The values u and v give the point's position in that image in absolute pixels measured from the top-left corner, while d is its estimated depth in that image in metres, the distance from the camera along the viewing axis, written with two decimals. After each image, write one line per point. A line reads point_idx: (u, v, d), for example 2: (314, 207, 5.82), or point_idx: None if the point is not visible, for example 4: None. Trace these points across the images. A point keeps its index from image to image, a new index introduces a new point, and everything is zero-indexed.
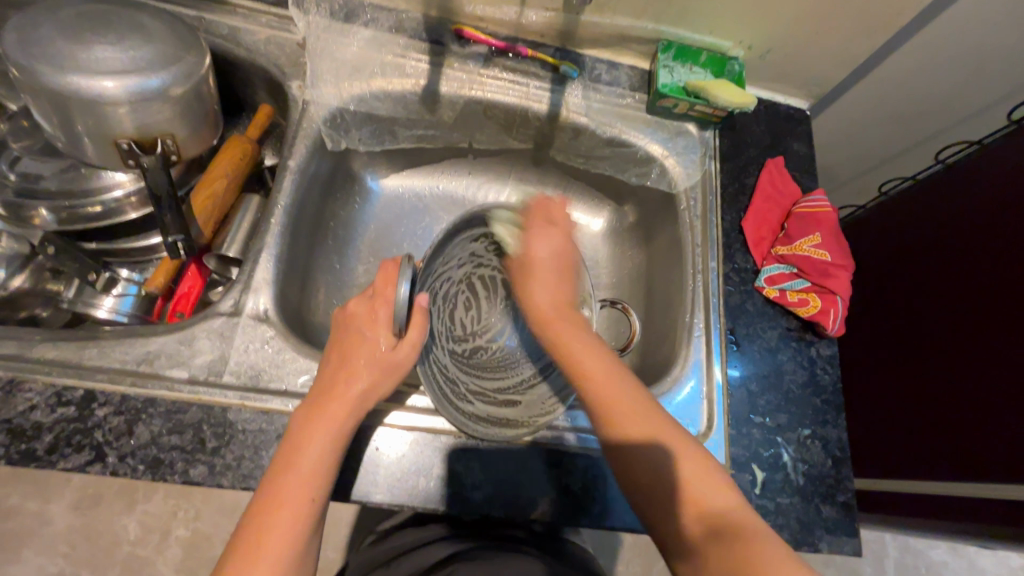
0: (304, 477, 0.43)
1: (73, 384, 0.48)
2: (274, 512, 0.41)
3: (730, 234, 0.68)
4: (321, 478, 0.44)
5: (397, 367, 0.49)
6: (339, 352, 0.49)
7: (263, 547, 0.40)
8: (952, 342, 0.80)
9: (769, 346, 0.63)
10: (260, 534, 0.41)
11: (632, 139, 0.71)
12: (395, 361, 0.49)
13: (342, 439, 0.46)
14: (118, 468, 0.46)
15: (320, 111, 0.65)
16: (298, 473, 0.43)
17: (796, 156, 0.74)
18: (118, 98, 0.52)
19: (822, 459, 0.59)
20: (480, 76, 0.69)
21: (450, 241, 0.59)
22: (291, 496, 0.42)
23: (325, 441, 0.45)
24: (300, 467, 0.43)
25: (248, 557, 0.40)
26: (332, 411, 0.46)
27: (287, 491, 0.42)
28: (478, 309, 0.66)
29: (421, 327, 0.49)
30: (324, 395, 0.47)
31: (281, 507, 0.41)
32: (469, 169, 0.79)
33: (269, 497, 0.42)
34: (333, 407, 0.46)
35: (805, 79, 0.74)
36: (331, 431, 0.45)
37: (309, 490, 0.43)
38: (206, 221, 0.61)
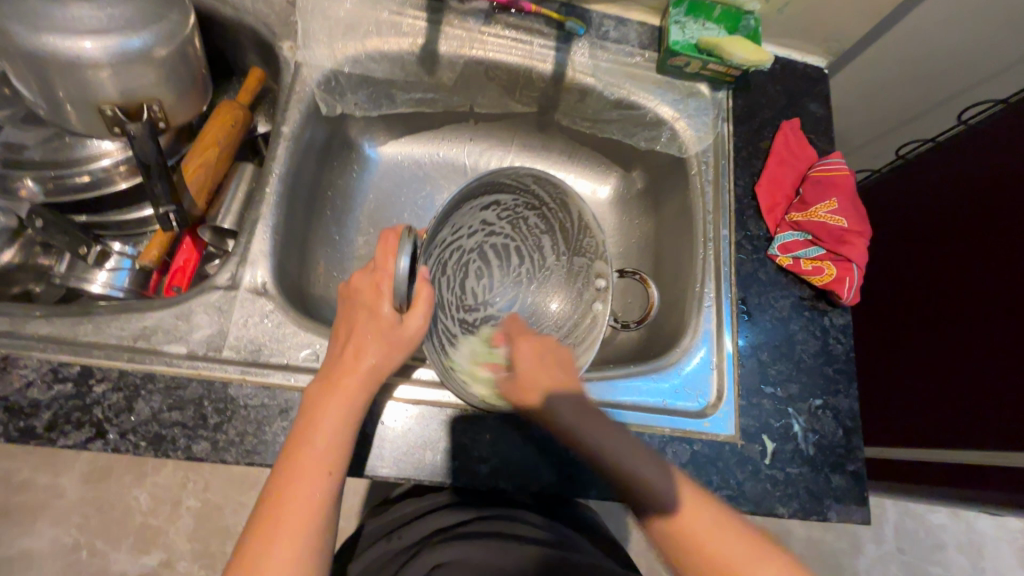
0: (321, 452, 0.42)
1: (69, 360, 0.47)
2: (291, 486, 0.40)
3: (743, 201, 0.66)
4: (337, 452, 0.43)
5: (407, 340, 0.47)
6: (346, 328, 0.48)
7: (281, 523, 0.39)
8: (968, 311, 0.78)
9: (781, 316, 0.62)
10: (277, 510, 0.39)
11: (641, 101, 0.68)
12: (404, 334, 0.47)
13: (353, 416, 0.44)
14: (119, 445, 0.45)
15: (313, 73, 0.62)
16: (313, 451, 0.42)
17: (813, 118, 0.71)
18: (98, 60, 0.48)
19: (833, 428, 0.58)
20: (481, 34, 0.65)
21: (459, 209, 0.57)
22: (307, 470, 0.41)
23: (340, 416, 0.44)
24: (316, 442, 0.42)
25: (266, 534, 0.38)
26: (344, 387, 0.45)
27: (302, 467, 0.41)
28: (490, 276, 0.65)
29: (428, 301, 0.47)
30: (334, 371, 0.46)
31: (297, 483, 0.40)
32: (471, 135, 0.76)
33: (285, 475, 0.41)
34: (345, 383, 0.45)
35: (824, 34, 0.70)
36: (344, 407, 0.44)
37: (326, 463, 0.42)
38: (198, 193, 0.58)
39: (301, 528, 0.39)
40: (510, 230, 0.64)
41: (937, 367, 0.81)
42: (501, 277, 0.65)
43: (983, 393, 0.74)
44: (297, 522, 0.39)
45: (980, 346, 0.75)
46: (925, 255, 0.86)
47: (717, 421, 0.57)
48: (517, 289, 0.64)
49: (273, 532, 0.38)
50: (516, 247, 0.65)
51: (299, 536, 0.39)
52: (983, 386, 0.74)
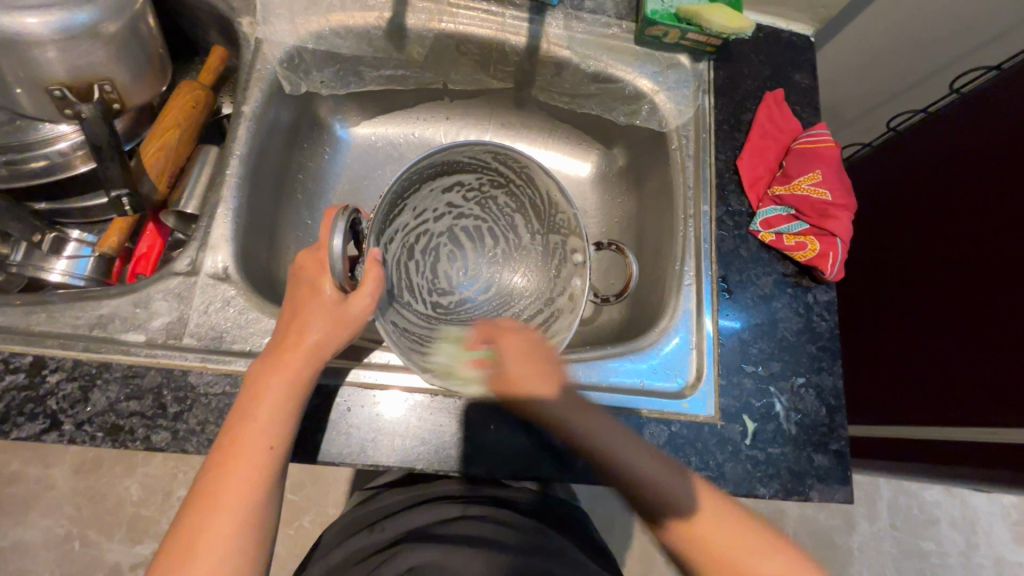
0: (260, 425, 0.41)
1: (22, 350, 0.45)
2: (230, 462, 0.39)
3: (725, 175, 0.64)
4: (278, 426, 0.42)
5: (356, 316, 0.46)
6: (291, 303, 0.47)
7: (218, 497, 0.38)
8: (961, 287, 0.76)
9: (763, 293, 0.60)
10: (213, 484, 0.39)
11: (619, 74, 0.66)
12: (352, 309, 0.46)
13: (300, 387, 0.44)
14: (75, 436, 0.44)
15: (274, 50, 0.60)
16: (256, 423, 0.41)
17: (797, 88, 0.69)
18: (40, 36, 0.46)
19: (816, 407, 0.57)
20: (450, 7, 0.62)
21: (416, 189, 0.56)
22: (248, 445, 0.40)
23: (283, 390, 0.43)
24: (260, 415, 0.41)
25: (203, 507, 0.38)
26: (290, 359, 0.44)
27: (244, 442, 0.40)
28: (465, 259, 0.63)
29: (377, 281, 0.46)
30: (277, 347, 0.44)
31: (235, 458, 0.39)
32: (447, 113, 0.74)
33: (228, 445, 0.40)
34: (291, 355, 0.44)
35: (808, 1, 0.67)
36: (288, 380, 0.43)
37: (266, 439, 0.41)
38: (160, 176, 0.56)
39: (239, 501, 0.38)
40: (481, 211, 0.63)
41: (926, 343, 0.79)
42: (479, 258, 0.63)
43: (973, 369, 0.72)
44: (235, 497, 0.38)
45: (970, 321, 0.74)
46: (916, 228, 0.84)
47: (695, 402, 0.55)
48: (493, 270, 0.63)
49: (211, 503, 0.38)
50: (489, 228, 0.63)
51: (236, 509, 0.38)
52: (971, 362, 0.73)
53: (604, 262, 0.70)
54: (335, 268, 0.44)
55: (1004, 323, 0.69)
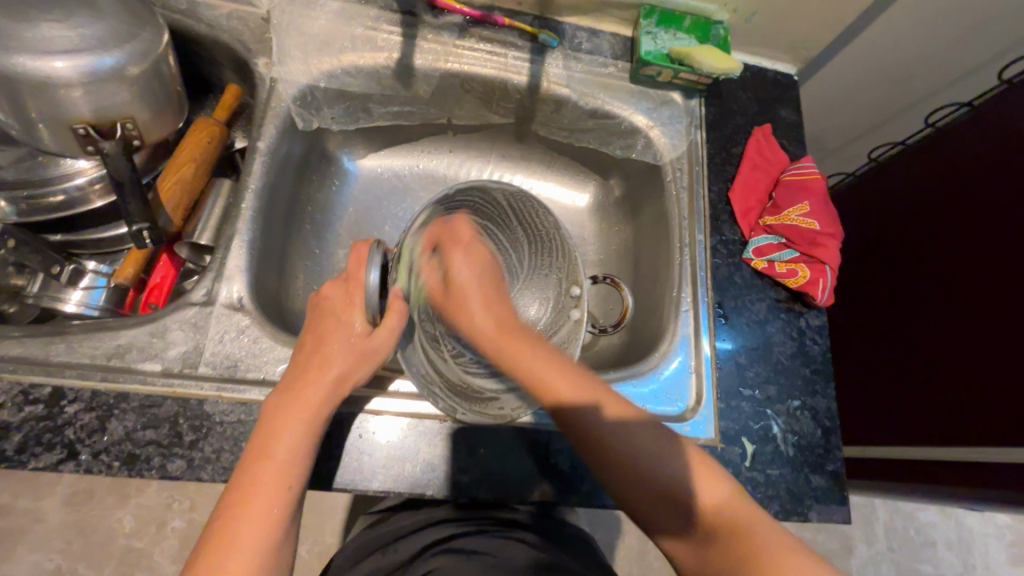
0: (277, 465, 0.42)
1: (41, 381, 0.46)
2: (249, 505, 0.40)
3: (718, 206, 0.67)
4: (298, 464, 0.43)
5: (373, 353, 0.48)
6: (309, 340, 0.48)
7: (238, 543, 0.39)
8: (945, 311, 0.79)
9: (757, 318, 0.62)
10: (231, 529, 0.39)
11: (616, 110, 0.69)
12: (371, 346, 0.48)
13: (317, 425, 0.45)
14: (92, 466, 0.45)
15: (288, 88, 0.62)
16: (278, 459, 0.42)
17: (784, 124, 0.72)
18: (69, 79, 0.49)
19: (812, 429, 0.59)
20: (456, 47, 0.66)
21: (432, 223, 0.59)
22: (267, 487, 0.41)
23: (301, 429, 0.44)
24: (280, 453, 0.42)
25: (222, 554, 0.38)
26: (308, 398, 0.45)
27: (264, 483, 0.41)
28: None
29: (400, 313, 0.49)
30: (295, 384, 0.46)
31: (254, 500, 0.40)
32: (451, 147, 0.77)
33: (250, 480, 0.41)
34: (309, 394, 0.45)
35: (791, 43, 0.72)
36: (307, 418, 0.44)
37: (288, 477, 0.42)
38: (176, 209, 0.58)
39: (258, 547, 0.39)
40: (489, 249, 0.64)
41: (915, 365, 0.82)
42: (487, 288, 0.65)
43: (962, 391, 0.75)
44: (254, 541, 0.39)
45: (956, 344, 0.77)
46: (901, 254, 0.88)
47: (696, 425, 0.57)
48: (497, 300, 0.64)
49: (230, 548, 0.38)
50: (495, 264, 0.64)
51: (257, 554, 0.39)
52: (960, 384, 0.75)
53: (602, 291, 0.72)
54: (370, 299, 0.48)
55: (990, 347, 0.72)
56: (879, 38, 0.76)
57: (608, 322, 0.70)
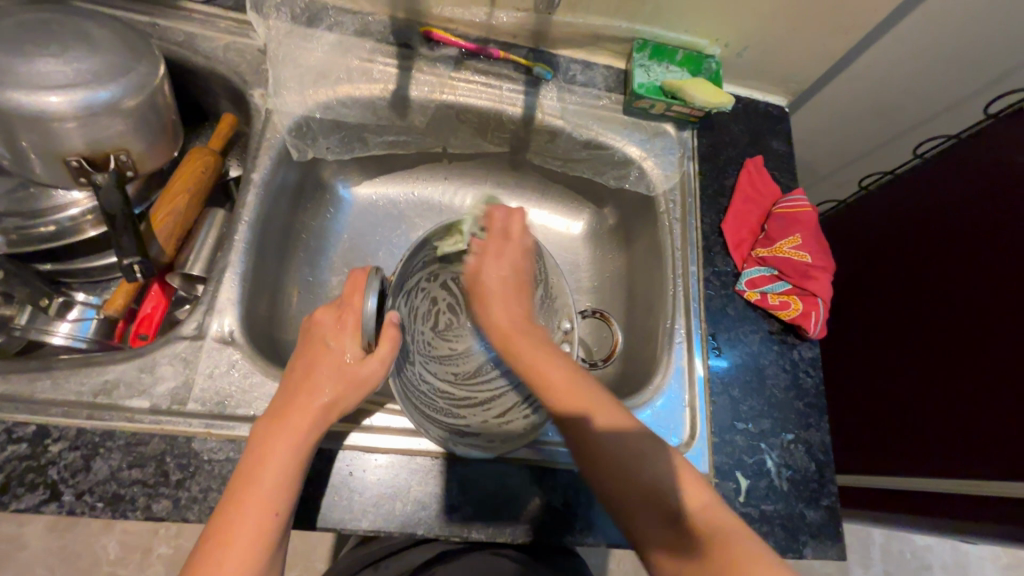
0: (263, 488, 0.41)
1: (25, 419, 0.45)
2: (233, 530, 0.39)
3: (711, 237, 0.67)
4: (283, 491, 0.42)
5: (363, 381, 0.47)
6: (303, 363, 0.47)
7: (222, 570, 0.38)
8: (938, 339, 0.79)
9: (750, 350, 0.63)
10: (213, 559, 0.38)
11: (610, 141, 0.70)
12: (359, 373, 0.47)
13: (302, 452, 0.44)
14: (75, 507, 0.44)
15: (284, 119, 0.62)
16: (261, 488, 0.41)
17: (776, 155, 0.73)
18: (63, 113, 0.49)
19: (806, 463, 0.59)
20: (451, 79, 0.67)
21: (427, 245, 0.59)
22: (254, 510, 0.40)
23: (286, 450, 0.43)
24: (263, 481, 0.41)
25: None
26: (294, 424, 0.44)
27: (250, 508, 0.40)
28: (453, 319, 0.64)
29: (394, 342, 0.48)
30: (285, 409, 0.45)
31: (237, 526, 0.40)
32: (445, 174, 0.78)
33: (231, 510, 0.40)
34: (294, 420, 0.44)
35: (782, 76, 0.73)
36: (292, 445, 0.43)
37: (272, 502, 0.41)
38: (167, 241, 0.58)
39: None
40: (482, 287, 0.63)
41: (910, 395, 0.82)
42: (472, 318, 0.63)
43: (957, 420, 0.74)
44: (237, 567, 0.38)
45: (952, 374, 0.76)
46: (894, 283, 0.88)
47: (690, 460, 0.57)
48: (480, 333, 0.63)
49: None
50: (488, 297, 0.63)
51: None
52: (955, 413, 0.75)
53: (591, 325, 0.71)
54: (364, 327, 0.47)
55: (986, 377, 0.72)
56: (868, 71, 0.78)
57: (602, 350, 0.69)
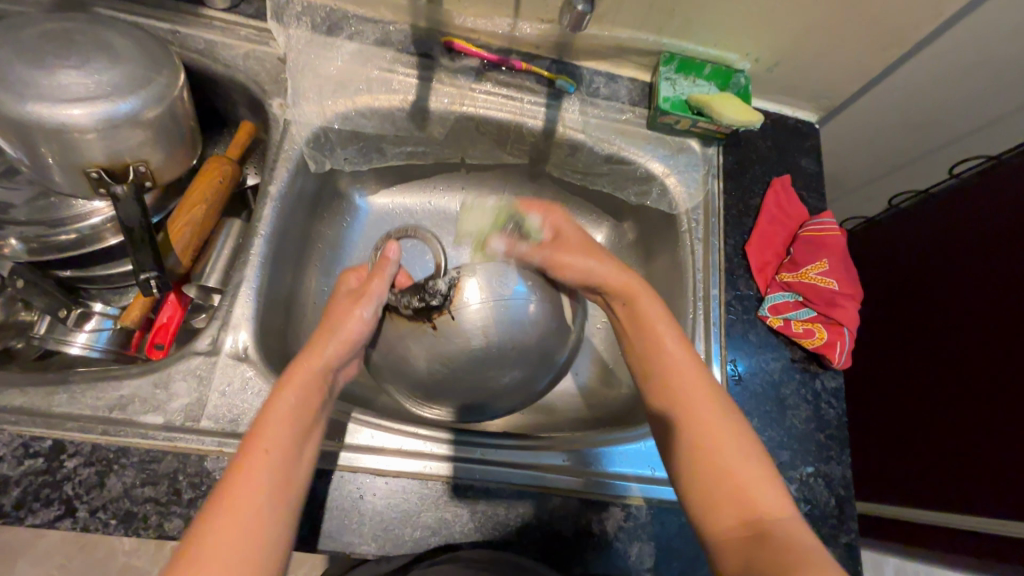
0: (290, 417, 0.41)
1: (41, 434, 0.45)
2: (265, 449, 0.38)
3: (734, 259, 0.65)
4: (275, 459, 0.38)
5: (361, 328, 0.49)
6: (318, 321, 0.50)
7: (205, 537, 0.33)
8: (968, 370, 0.76)
9: (772, 379, 0.61)
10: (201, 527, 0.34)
11: (632, 156, 0.68)
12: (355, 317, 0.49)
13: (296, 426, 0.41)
14: (89, 523, 0.44)
15: (301, 131, 0.61)
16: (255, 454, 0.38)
17: (804, 174, 0.71)
18: (84, 125, 0.48)
19: (826, 498, 0.57)
20: (471, 91, 0.65)
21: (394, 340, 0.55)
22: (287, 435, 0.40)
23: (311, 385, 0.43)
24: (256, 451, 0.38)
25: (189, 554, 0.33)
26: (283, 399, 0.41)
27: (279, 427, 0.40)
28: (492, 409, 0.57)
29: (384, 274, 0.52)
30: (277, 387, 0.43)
31: (266, 441, 0.39)
32: (464, 184, 0.76)
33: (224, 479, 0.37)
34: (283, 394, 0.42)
35: (814, 92, 0.70)
36: (286, 416, 0.41)
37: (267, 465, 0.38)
38: (184, 250, 0.58)
39: (274, 496, 0.37)
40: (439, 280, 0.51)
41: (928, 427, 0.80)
42: (492, 375, 0.53)
43: (971, 458, 0.73)
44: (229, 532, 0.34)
45: (970, 411, 0.75)
46: (916, 309, 0.86)
47: None
48: (517, 350, 0.52)
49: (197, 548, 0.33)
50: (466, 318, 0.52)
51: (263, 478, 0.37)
52: (967, 452, 0.74)
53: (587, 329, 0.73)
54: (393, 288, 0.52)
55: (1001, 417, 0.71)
56: (904, 86, 0.75)
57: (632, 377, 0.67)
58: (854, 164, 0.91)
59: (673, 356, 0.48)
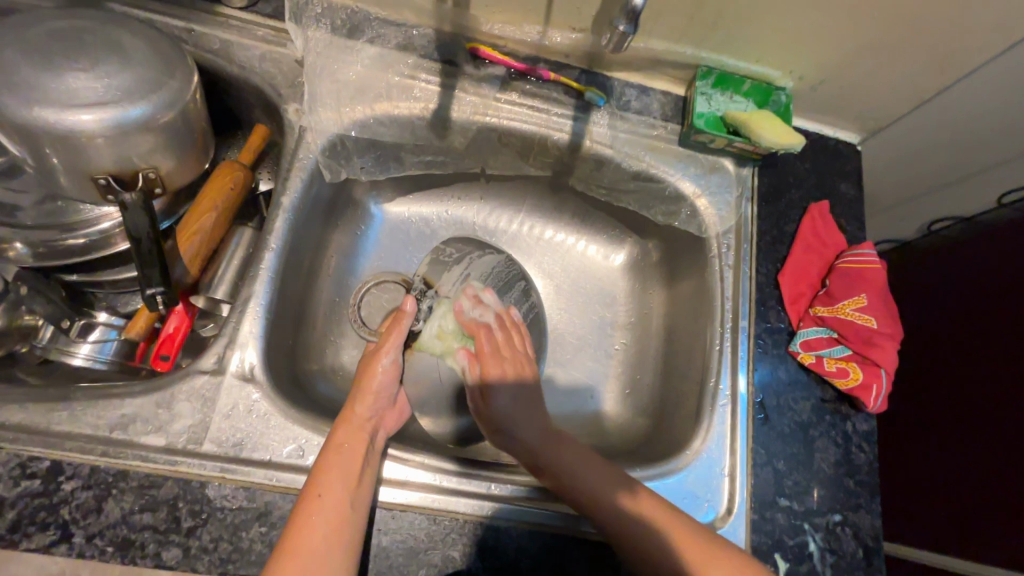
0: (343, 466, 0.44)
1: (40, 454, 0.44)
2: (320, 492, 0.43)
3: (765, 289, 0.62)
4: (344, 501, 0.43)
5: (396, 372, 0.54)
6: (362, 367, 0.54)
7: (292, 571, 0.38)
8: (989, 412, 0.71)
9: (800, 419, 0.58)
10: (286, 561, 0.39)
11: (661, 174, 0.64)
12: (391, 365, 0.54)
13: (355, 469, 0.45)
14: (84, 550, 0.42)
15: (317, 139, 0.59)
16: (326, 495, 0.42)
17: (843, 199, 0.67)
18: (93, 131, 0.46)
19: (853, 549, 0.54)
20: (496, 101, 0.62)
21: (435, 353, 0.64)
22: (339, 480, 0.43)
23: (356, 435, 0.47)
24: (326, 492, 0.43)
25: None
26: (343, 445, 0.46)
27: (334, 468, 0.44)
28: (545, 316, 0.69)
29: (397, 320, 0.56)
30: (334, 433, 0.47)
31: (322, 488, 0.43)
32: (483, 194, 0.74)
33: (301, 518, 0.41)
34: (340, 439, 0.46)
35: (859, 113, 0.66)
36: (347, 462, 0.45)
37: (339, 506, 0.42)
38: (193, 260, 0.56)
39: (335, 532, 0.41)
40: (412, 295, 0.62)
41: (931, 464, 0.77)
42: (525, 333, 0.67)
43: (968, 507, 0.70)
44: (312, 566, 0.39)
45: (976, 455, 0.71)
46: (931, 338, 0.82)
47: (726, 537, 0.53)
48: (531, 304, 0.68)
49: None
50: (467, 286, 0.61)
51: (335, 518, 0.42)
52: (978, 497, 0.69)
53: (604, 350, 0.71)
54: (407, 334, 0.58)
55: (1004, 471, 0.67)
56: None
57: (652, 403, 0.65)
58: (885, 196, 0.85)
59: (599, 479, 0.49)
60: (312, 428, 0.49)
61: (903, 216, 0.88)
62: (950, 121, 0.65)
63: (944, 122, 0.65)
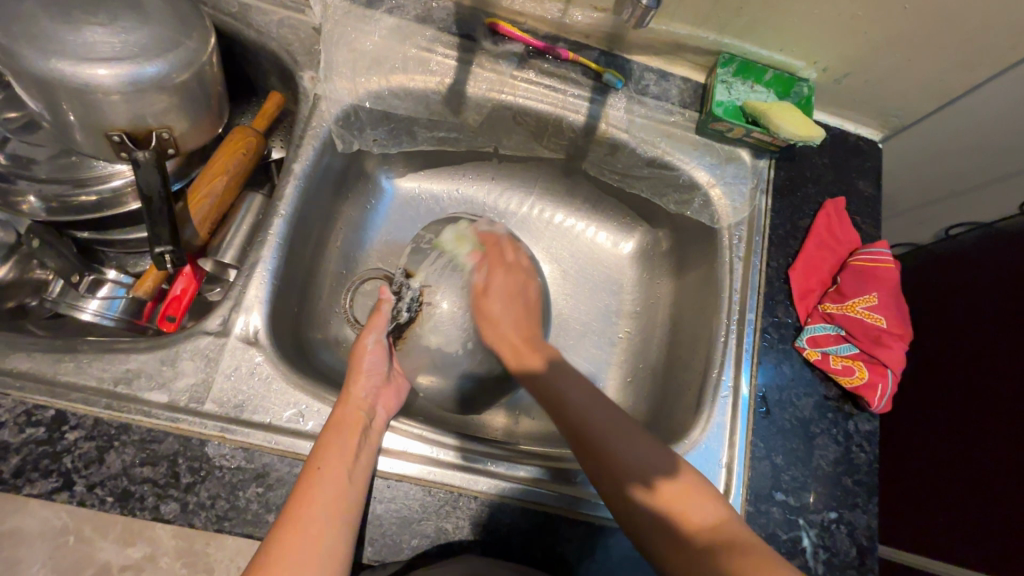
0: (337, 447, 0.44)
1: (45, 403, 0.45)
2: (318, 467, 0.43)
3: (775, 283, 0.61)
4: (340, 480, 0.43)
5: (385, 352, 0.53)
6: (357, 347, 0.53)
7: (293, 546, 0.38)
8: (996, 422, 0.69)
9: (802, 415, 0.57)
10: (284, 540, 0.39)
11: (676, 162, 0.64)
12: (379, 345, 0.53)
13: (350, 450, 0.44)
14: (85, 499, 0.43)
15: (331, 108, 0.59)
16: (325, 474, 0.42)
17: (860, 197, 0.66)
18: (108, 86, 0.46)
19: (847, 547, 0.54)
20: (512, 78, 0.61)
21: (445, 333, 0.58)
22: (338, 455, 0.44)
23: (350, 415, 0.47)
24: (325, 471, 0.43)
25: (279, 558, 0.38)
26: (339, 427, 0.46)
27: (332, 444, 0.44)
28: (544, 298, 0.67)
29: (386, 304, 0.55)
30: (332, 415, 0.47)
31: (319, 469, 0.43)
32: (495, 174, 0.73)
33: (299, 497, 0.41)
34: (338, 421, 0.46)
35: (883, 109, 0.65)
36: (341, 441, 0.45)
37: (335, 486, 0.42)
38: (202, 221, 0.56)
39: (333, 506, 0.41)
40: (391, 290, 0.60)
41: (931, 470, 0.76)
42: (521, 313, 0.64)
43: (968, 516, 0.69)
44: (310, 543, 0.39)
45: (980, 464, 0.70)
46: (939, 344, 0.80)
47: None
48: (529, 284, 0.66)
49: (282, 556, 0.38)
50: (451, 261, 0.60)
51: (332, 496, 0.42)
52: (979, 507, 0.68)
53: (609, 337, 0.71)
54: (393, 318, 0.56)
55: (1007, 482, 0.66)
56: None
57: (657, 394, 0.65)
58: (904, 198, 0.84)
59: (640, 451, 0.47)
60: (314, 395, 0.50)
61: (921, 220, 0.87)
62: (976, 123, 0.63)
63: (970, 123, 0.64)
